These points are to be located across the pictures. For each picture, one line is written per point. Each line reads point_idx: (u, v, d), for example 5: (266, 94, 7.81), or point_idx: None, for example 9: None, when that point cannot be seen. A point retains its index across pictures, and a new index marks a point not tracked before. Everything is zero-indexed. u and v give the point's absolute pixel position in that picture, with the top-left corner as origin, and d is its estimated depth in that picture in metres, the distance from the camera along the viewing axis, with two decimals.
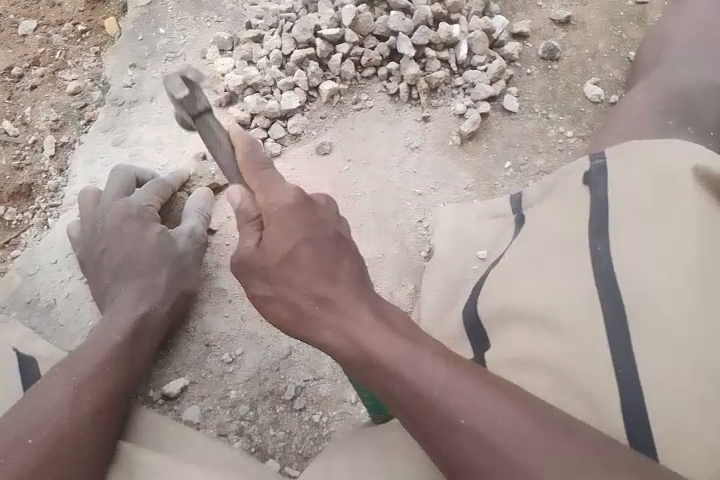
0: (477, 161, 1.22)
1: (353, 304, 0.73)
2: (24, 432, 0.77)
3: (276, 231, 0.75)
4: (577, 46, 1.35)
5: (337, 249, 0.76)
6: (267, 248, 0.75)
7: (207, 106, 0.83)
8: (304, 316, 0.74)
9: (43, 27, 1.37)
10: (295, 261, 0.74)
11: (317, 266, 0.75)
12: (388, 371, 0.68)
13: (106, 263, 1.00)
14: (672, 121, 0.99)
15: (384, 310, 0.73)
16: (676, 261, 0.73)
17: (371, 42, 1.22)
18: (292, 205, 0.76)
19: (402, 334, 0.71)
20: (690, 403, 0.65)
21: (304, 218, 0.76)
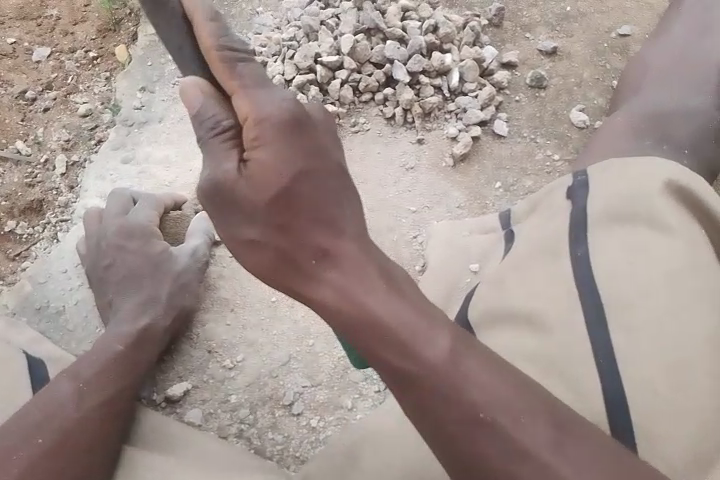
0: (469, 181, 1.28)
1: (356, 262, 0.70)
2: (32, 431, 0.80)
3: (265, 157, 0.67)
4: (563, 75, 1.43)
5: (337, 190, 0.72)
6: (253, 168, 0.68)
7: None
8: (299, 267, 0.70)
9: (57, 54, 1.44)
10: (290, 198, 0.69)
11: (317, 209, 0.70)
12: (397, 343, 0.68)
13: (111, 274, 1.03)
14: (649, 141, 1.08)
15: (382, 264, 0.72)
16: (650, 267, 0.81)
17: (368, 69, 1.29)
18: (284, 125, 0.67)
19: (409, 306, 0.70)
20: (661, 393, 0.74)
21: (297, 145, 0.68)
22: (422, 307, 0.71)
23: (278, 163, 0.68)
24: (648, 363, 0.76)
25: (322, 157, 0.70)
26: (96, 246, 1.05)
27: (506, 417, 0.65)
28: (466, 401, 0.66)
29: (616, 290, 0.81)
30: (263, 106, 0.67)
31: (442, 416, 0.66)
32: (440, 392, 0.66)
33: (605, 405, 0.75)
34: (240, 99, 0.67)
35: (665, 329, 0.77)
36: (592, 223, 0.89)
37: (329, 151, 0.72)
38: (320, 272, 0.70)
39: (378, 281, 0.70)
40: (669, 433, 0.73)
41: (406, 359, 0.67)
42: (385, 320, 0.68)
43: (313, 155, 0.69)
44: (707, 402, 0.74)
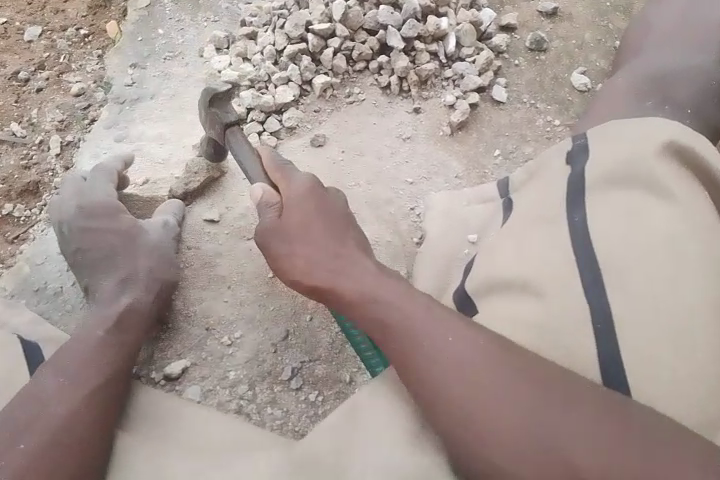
0: (467, 149, 1.25)
1: (358, 259, 0.88)
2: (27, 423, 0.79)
3: (295, 209, 0.90)
4: (564, 37, 1.39)
5: (347, 223, 0.94)
6: (286, 219, 0.90)
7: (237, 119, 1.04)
8: (315, 265, 0.88)
9: (48, 33, 1.42)
10: (308, 227, 0.90)
11: (329, 230, 0.91)
12: (382, 306, 0.83)
13: (102, 254, 1.02)
14: (650, 102, 1.05)
15: (383, 267, 0.89)
16: (646, 232, 0.80)
17: (362, 37, 1.26)
18: (306, 192, 0.92)
19: (401, 285, 0.86)
20: (659, 355, 0.73)
21: (319, 201, 0.92)
22: (401, 280, 0.87)
23: (305, 215, 0.90)
24: (645, 327, 0.74)
25: (338, 207, 0.94)
26: (87, 224, 1.04)
27: (476, 361, 0.75)
28: (443, 351, 0.77)
29: (612, 253, 0.80)
30: (297, 179, 0.93)
31: (423, 370, 0.77)
32: (413, 340, 0.79)
33: (600, 368, 0.74)
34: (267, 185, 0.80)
35: (662, 293, 0.76)
36: (590, 187, 0.87)
37: (337, 201, 0.95)
38: (329, 265, 0.88)
39: (371, 267, 0.87)
40: (667, 395, 0.72)
41: (386, 316, 0.81)
42: (370, 289, 0.84)
43: (329, 206, 0.93)
44: (712, 365, 0.72)
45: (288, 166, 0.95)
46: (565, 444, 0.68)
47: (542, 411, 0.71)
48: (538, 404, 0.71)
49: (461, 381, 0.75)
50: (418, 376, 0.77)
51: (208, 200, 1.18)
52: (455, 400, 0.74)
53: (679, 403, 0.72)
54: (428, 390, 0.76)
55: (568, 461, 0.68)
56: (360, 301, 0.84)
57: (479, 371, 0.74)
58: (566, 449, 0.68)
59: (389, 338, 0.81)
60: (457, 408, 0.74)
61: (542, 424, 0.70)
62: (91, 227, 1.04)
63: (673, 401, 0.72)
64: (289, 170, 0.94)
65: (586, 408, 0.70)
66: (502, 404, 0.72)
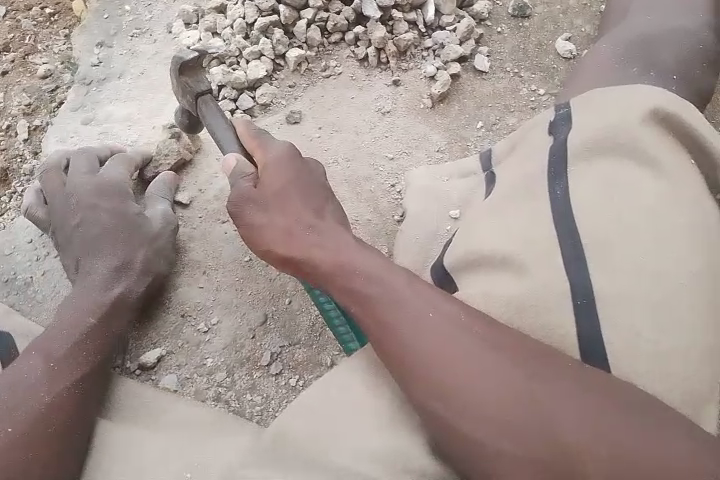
0: (449, 122, 1.21)
1: (336, 232, 0.84)
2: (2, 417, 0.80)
3: (271, 176, 0.88)
4: (547, 2, 1.34)
5: (326, 196, 0.90)
6: (263, 187, 0.88)
7: (209, 89, 1.00)
8: (293, 235, 0.84)
9: (12, 13, 1.36)
10: (286, 194, 0.87)
11: (306, 201, 0.87)
12: (362, 277, 0.79)
13: (76, 237, 0.99)
14: (636, 68, 1.01)
15: (362, 240, 0.85)
16: (631, 204, 0.77)
17: (336, 7, 1.21)
18: (286, 159, 0.89)
19: (382, 258, 0.82)
20: (643, 333, 0.70)
21: (297, 168, 0.89)
22: (380, 255, 0.84)
23: (283, 182, 0.87)
24: (630, 303, 0.71)
25: (317, 178, 0.91)
26: (53, 212, 1.02)
27: (459, 336, 0.72)
28: (425, 325, 0.74)
29: (595, 227, 0.76)
30: (273, 147, 0.91)
31: (405, 345, 0.74)
32: (395, 314, 0.75)
33: (581, 346, 0.72)
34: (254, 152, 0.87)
35: (646, 268, 0.73)
36: (571, 157, 0.83)
37: (317, 172, 0.92)
38: (308, 237, 0.83)
39: (351, 240, 0.84)
40: (651, 373, 0.70)
41: (366, 290, 0.78)
42: (349, 260, 0.81)
43: (308, 174, 0.90)
44: (693, 338, 0.71)
45: (264, 134, 0.93)
46: (553, 419, 0.66)
47: (522, 387, 0.68)
48: (524, 378, 0.68)
49: (443, 356, 0.72)
50: (400, 353, 0.74)
51: (181, 183, 1.13)
52: (437, 376, 0.71)
53: (663, 380, 0.70)
54: (409, 366, 0.73)
55: (556, 436, 0.65)
56: (339, 273, 0.80)
57: (463, 346, 0.71)
58: (555, 423, 0.66)
59: (370, 311, 0.77)
60: (439, 385, 0.71)
61: (529, 398, 0.67)
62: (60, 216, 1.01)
63: (657, 376, 0.70)
64: (268, 140, 0.92)
65: (574, 381, 0.67)
66: (487, 379, 0.69)
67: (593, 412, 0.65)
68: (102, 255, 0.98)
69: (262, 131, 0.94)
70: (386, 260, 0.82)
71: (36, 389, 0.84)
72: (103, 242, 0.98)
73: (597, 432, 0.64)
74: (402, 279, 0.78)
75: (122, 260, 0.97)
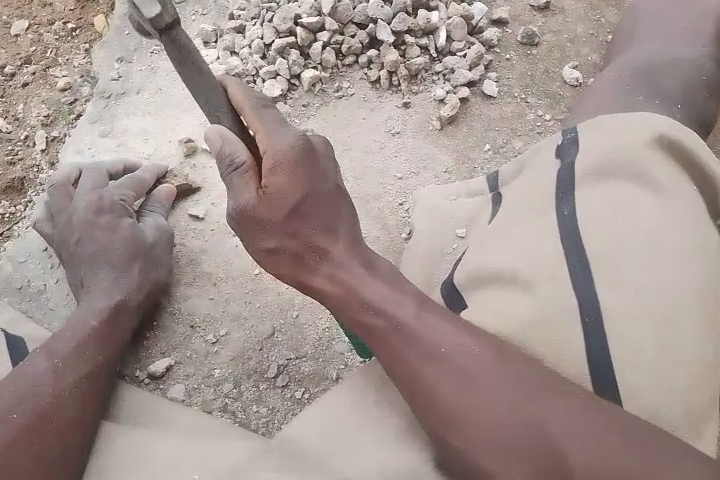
0: (457, 144, 1.24)
1: (346, 257, 0.82)
2: (8, 408, 0.82)
3: (279, 183, 0.78)
4: (556, 30, 1.37)
5: (336, 204, 0.83)
6: (269, 197, 0.79)
7: (175, 19, 0.71)
8: (302, 264, 0.82)
9: (35, 27, 1.40)
10: (297, 210, 0.80)
11: (317, 216, 0.81)
12: (370, 307, 0.79)
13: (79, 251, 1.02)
14: (642, 97, 1.04)
15: (373, 260, 0.84)
16: (637, 225, 0.79)
17: (351, 31, 1.24)
18: (295, 155, 0.78)
19: (391, 281, 0.81)
20: (647, 349, 0.72)
21: (308, 170, 0.79)
22: (392, 277, 0.82)
23: (291, 191, 0.78)
24: (634, 322, 0.73)
25: (326, 182, 0.82)
26: (64, 222, 1.05)
27: (468, 361, 0.74)
28: (438, 357, 0.75)
29: (601, 247, 0.78)
30: (279, 140, 0.79)
31: (415, 371, 0.76)
32: (405, 342, 0.77)
33: (587, 362, 0.74)
34: (262, 141, 0.79)
35: (651, 287, 0.75)
36: (579, 180, 0.86)
37: (325, 162, 0.82)
38: (317, 265, 0.82)
39: (358, 262, 0.82)
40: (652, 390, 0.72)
41: (373, 320, 0.79)
42: (357, 287, 0.80)
43: (319, 178, 0.81)
44: (693, 359, 0.73)
45: (272, 116, 0.81)
46: (557, 441, 0.69)
47: (527, 417, 0.70)
48: (530, 402, 0.71)
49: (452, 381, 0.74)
50: (411, 378, 0.76)
51: (195, 198, 1.16)
52: (447, 401, 0.73)
53: (663, 397, 0.72)
54: (420, 392, 0.75)
55: (558, 458, 0.68)
56: (348, 302, 0.81)
57: (471, 371, 0.73)
58: (559, 446, 0.68)
59: (380, 342, 0.78)
60: (448, 409, 0.73)
61: (535, 421, 0.70)
62: (74, 223, 1.04)
63: (656, 395, 0.72)
64: (275, 125, 0.80)
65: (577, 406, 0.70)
66: (494, 405, 0.72)
67: (596, 436, 0.68)
68: (113, 265, 1.01)
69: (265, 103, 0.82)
70: (395, 285, 0.81)
71: (44, 385, 0.86)
72: (113, 252, 1.01)
73: (600, 457, 0.67)
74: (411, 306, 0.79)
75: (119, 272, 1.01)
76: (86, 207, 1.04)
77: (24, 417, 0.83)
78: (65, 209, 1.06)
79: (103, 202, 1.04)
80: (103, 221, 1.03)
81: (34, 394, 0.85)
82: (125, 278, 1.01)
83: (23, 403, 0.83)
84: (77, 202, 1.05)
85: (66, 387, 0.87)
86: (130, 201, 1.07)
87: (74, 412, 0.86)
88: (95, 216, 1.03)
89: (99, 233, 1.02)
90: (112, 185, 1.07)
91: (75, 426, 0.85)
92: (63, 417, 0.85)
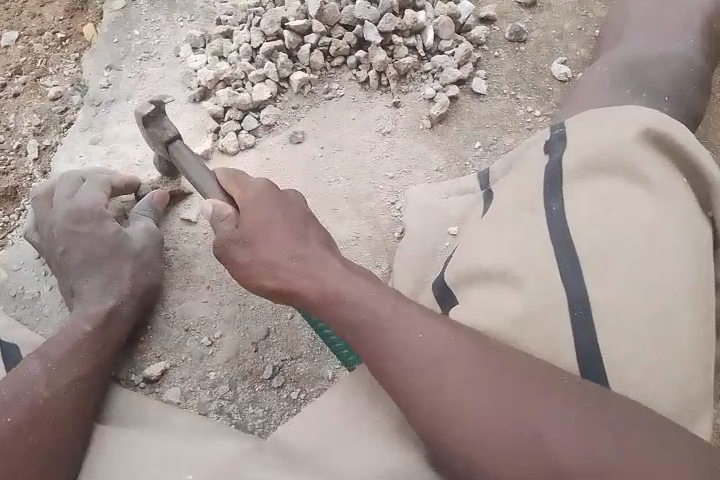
0: (447, 142, 1.25)
1: (322, 262, 0.85)
2: (2, 411, 0.83)
3: (253, 216, 0.87)
4: (544, 27, 1.38)
5: (308, 225, 0.89)
6: (244, 226, 0.87)
7: (176, 133, 1.01)
8: (280, 269, 0.84)
9: (25, 38, 1.41)
10: (272, 229, 0.86)
11: (291, 231, 0.87)
12: (349, 305, 0.80)
13: (70, 258, 1.03)
14: (629, 90, 1.04)
15: (350, 264, 0.86)
16: (623, 217, 0.80)
17: (339, 32, 1.25)
18: (265, 192, 0.89)
19: (368, 282, 0.83)
20: (636, 340, 0.73)
21: (276, 202, 0.89)
22: (371, 278, 0.84)
23: (264, 218, 0.87)
24: (623, 312, 0.74)
25: (296, 209, 0.89)
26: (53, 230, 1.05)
27: (453, 352, 0.74)
28: (417, 351, 0.76)
29: (588, 241, 0.79)
30: (249, 183, 0.90)
31: (399, 365, 0.76)
32: (388, 336, 0.77)
33: (577, 357, 0.74)
34: (235, 190, 0.90)
35: (638, 278, 0.76)
36: (566, 175, 0.86)
37: (296, 198, 0.91)
38: (295, 268, 0.84)
39: (336, 264, 0.85)
40: (642, 380, 0.72)
41: (355, 317, 0.80)
42: (340, 287, 0.82)
43: (287, 205, 0.89)
44: (684, 350, 0.73)
45: (242, 174, 0.92)
46: (543, 430, 0.69)
47: (510, 408, 0.71)
48: (514, 392, 0.71)
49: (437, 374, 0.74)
50: (394, 372, 0.76)
51: (186, 202, 1.16)
52: (431, 394, 0.74)
53: (654, 386, 0.72)
54: (404, 386, 0.75)
55: (544, 447, 0.68)
56: (327, 302, 0.82)
57: (456, 362, 0.74)
58: (545, 434, 0.69)
59: (360, 340, 0.79)
60: (432, 401, 0.73)
61: (521, 411, 0.70)
62: (55, 234, 1.04)
63: (648, 386, 0.72)
64: (244, 178, 0.92)
65: (563, 394, 0.70)
66: (479, 396, 0.72)
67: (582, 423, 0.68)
68: (101, 271, 1.02)
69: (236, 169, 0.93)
70: (376, 285, 0.83)
71: (37, 390, 0.87)
72: (103, 258, 1.03)
73: (586, 446, 0.67)
74: (390, 303, 0.80)
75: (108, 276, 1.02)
76: (76, 212, 1.04)
77: (18, 419, 0.83)
78: (45, 219, 1.07)
79: (91, 210, 1.05)
80: (83, 229, 1.04)
81: (27, 397, 0.85)
82: (114, 283, 1.01)
83: (16, 408, 0.84)
84: (56, 210, 1.06)
85: (60, 391, 0.88)
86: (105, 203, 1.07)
87: (68, 414, 0.87)
88: (74, 226, 1.04)
89: (81, 242, 1.03)
90: (82, 191, 1.07)
91: (69, 429, 0.86)
92: (57, 420, 0.86)
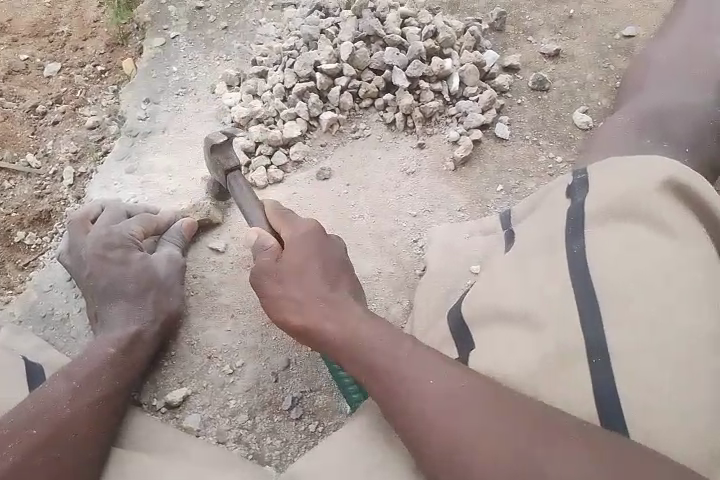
0: (470, 184, 1.28)
1: (346, 304, 0.90)
2: (27, 424, 0.85)
3: (294, 255, 0.94)
4: (566, 77, 1.42)
5: (344, 271, 0.96)
6: (285, 260, 0.94)
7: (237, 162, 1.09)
8: (305, 309, 0.90)
9: (66, 69, 1.48)
10: (307, 270, 0.93)
11: (324, 274, 0.93)
12: (365, 344, 0.85)
13: (97, 281, 1.06)
14: (648, 140, 1.07)
15: (370, 309, 0.91)
16: (645, 263, 0.81)
17: (368, 76, 1.30)
18: (310, 230, 0.96)
19: (386, 324, 0.88)
20: (656, 387, 0.73)
21: (317, 243, 0.96)
22: (387, 321, 0.90)
23: (303, 259, 0.93)
24: (644, 359, 0.75)
25: (335, 254, 0.96)
26: (83, 254, 1.09)
27: (467, 394, 0.77)
28: (428, 384, 0.80)
29: (608, 285, 0.80)
30: (301, 223, 0.98)
31: (413, 408, 0.79)
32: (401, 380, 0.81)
33: (596, 401, 0.75)
34: (285, 230, 0.97)
35: (659, 324, 0.76)
36: (588, 219, 0.88)
37: (338, 248, 0.98)
38: (317, 311, 0.90)
39: (358, 309, 0.90)
40: (661, 426, 0.72)
41: (371, 360, 0.84)
42: (354, 328, 0.87)
43: (325, 249, 0.96)
44: (705, 396, 0.73)
45: (291, 215, 1.00)
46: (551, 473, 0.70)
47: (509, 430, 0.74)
48: (525, 435, 0.73)
49: (450, 417, 0.77)
50: (410, 415, 0.79)
51: (213, 233, 1.20)
52: (444, 435, 0.76)
53: (674, 433, 0.72)
54: (418, 429, 0.78)
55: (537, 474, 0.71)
56: (345, 340, 0.86)
57: (469, 406, 0.77)
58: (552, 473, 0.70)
59: (376, 377, 0.83)
60: (445, 445, 0.76)
61: (529, 454, 0.72)
62: (86, 258, 1.08)
63: (666, 432, 0.72)
64: (294, 219, 0.99)
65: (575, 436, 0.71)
66: (489, 438, 0.74)
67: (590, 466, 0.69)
68: (127, 297, 1.05)
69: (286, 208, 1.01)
70: (393, 329, 0.88)
71: (62, 407, 0.89)
72: (130, 283, 1.05)
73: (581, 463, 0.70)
74: (404, 341, 0.85)
75: (133, 301, 1.05)
76: (110, 238, 1.08)
77: (42, 432, 0.85)
78: (79, 244, 1.09)
79: (121, 236, 1.08)
80: (114, 254, 1.07)
81: (53, 413, 0.88)
82: (139, 307, 1.04)
83: (42, 423, 0.86)
84: (90, 235, 1.09)
85: (82, 408, 0.90)
86: (139, 236, 1.11)
87: (88, 432, 0.88)
88: (106, 250, 1.07)
89: (112, 266, 1.06)
90: (124, 222, 1.11)
91: (89, 447, 0.87)
92: (78, 436, 0.87)
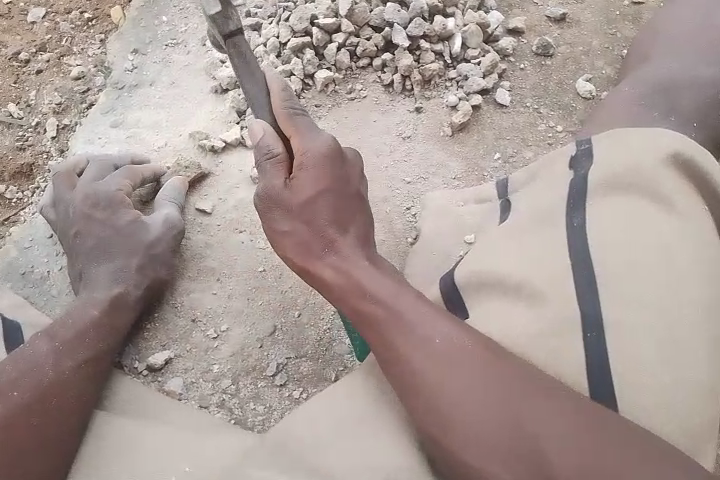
0: (467, 151, 1.24)
1: (354, 251, 0.88)
2: (9, 386, 0.84)
3: (308, 179, 0.88)
4: (571, 43, 1.37)
5: (355, 205, 0.92)
6: (295, 188, 0.89)
7: (239, 27, 0.89)
8: (312, 250, 0.89)
9: (52, 15, 1.41)
10: (318, 206, 0.89)
11: (336, 212, 0.89)
12: (369, 296, 0.84)
13: (81, 243, 1.03)
14: (655, 113, 1.03)
15: (378, 261, 0.89)
16: (648, 240, 0.79)
17: (367, 33, 1.24)
18: (324, 155, 0.89)
19: (393, 278, 0.87)
20: (651, 368, 0.72)
21: (328, 173, 0.89)
22: (394, 275, 0.87)
23: (313, 189, 0.88)
24: (641, 339, 0.73)
25: (349, 183, 0.91)
26: (65, 212, 1.05)
27: (465, 371, 0.75)
28: (430, 348, 0.78)
29: (609, 259, 0.78)
30: (313, 141, 0.90)
31: (415, 372, 0.78)
32: (403, 349, 0.79)
33: (588, 378, 0.74)
34: (296, 141, 0.90)
35: (658, 305, 0.75)
36: (591, 192, 0.85)
37: (354, 177, 0.93)
38: (324, 254, 0.88)
39: (363, 257, 0.88)
40: (654, 409, 0.71)
41: (373, 318, 0.82)
42: (362, 280, 0.85)
43: (341, 180, 0.90)
44: (697, 374, 0.73)
45: (301, 116, 0.91)
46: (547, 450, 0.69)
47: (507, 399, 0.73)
48: (527, 420, 0.71)
49: (450, 392, 0.75)
50: (411, 382, 0.78)
51: (203, 190, 1.16)
52: (441, 408, 0.75)
53: (667, 416, 0.71)
54: (418, 400, 0.77)
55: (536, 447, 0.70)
56: (351, 292, 0.85)
57: (472, 378, 0.75)
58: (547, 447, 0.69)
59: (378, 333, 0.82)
60: (439, 417, 0.75)
61: (528, 431, 0.71)
62: (71, 216, 1.05)
63: (660, 413, 0.71)
64: (305, 125, 0.91)
65: (573, 422, 0.70)
66: (486, 412, 0.73)
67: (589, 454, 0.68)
68: (109, 258, 1.02)
69: (298, 110, 0.92)
70: (398, 282, 0.86)
71: (45, 369, 0.88)
72: (112, 246, 1.03)
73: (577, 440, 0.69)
74: (411, 297, 0.83)
75: (117, 264, 1.02)
76: (94, 197, 1.05)
77: (23, 396, 0.85)
78: (61, 200, 1.06)
79: (105, 195, 1.05)
80: (97, 214, 1.04)
81: (34, 377, 0.87)
82: (121, 268, 1.01)
83: (23, 385, 0.85)
84: (73, 193, 1.06)
85: (65, 372, 0.89)
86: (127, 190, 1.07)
87: (69, 396, 0.88)
88: (93, 210, 1.04)
89: (96, 226, 1.03)
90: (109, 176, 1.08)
91: (69, 411, 0.87)
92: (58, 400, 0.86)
